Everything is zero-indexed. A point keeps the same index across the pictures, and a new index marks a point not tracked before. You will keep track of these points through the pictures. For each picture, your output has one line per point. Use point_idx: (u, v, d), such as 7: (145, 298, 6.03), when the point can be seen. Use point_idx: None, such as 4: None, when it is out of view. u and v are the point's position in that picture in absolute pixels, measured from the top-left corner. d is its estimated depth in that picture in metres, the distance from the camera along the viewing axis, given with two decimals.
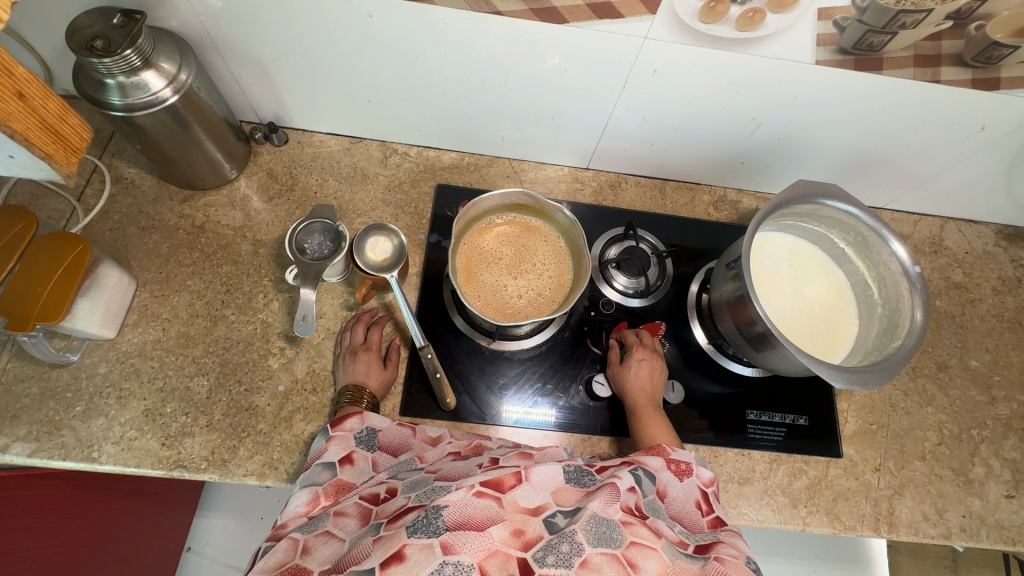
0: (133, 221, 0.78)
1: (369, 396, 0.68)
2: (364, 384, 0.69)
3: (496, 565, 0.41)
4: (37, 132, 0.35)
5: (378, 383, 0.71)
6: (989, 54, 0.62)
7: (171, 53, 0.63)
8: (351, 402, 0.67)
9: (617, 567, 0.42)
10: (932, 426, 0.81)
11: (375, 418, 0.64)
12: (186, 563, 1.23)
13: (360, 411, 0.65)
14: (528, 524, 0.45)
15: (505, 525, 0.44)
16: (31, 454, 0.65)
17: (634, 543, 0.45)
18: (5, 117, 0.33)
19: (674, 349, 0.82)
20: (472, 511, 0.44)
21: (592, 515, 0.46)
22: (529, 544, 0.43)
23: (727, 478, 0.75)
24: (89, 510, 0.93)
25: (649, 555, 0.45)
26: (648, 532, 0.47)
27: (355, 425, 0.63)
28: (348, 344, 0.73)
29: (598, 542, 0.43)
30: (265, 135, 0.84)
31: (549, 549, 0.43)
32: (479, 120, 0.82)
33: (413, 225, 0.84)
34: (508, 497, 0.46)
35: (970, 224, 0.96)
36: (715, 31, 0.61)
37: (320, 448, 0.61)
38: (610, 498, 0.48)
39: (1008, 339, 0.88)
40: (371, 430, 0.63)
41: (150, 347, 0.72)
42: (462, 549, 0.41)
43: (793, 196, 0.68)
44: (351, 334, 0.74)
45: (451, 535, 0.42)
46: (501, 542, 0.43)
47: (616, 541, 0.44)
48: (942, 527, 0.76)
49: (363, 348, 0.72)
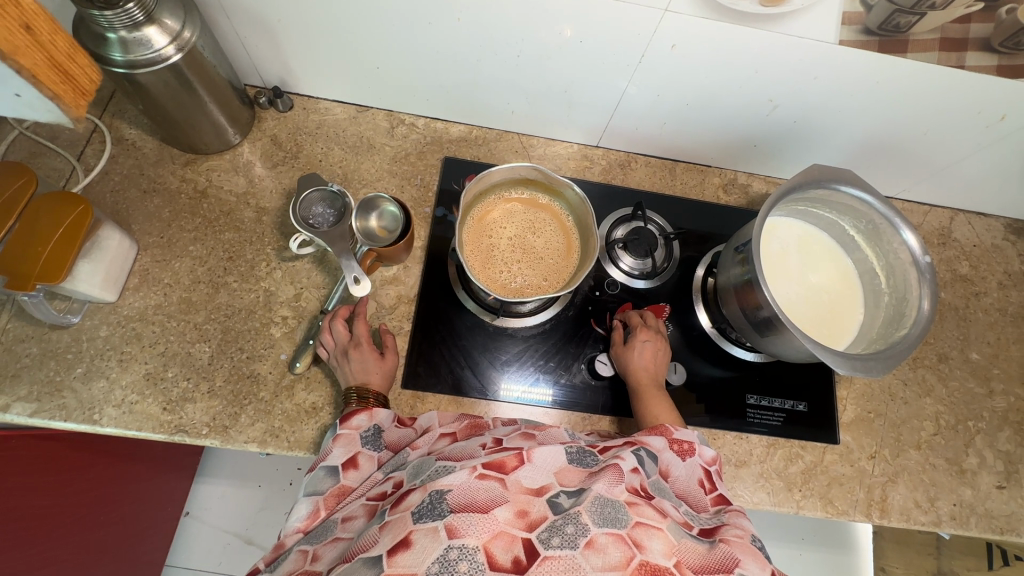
0: (134, 183, 0.76)
1: (374, 394, 0.66)
2: (366, 383, 0.67)
3: (500, 546, 0.42)
4: (46, 71, 0.33)
5: (382, 377, 0.68)
6: (1016, 41, 0.61)
7: (175, 9, 0.61)
8: (357, 403, 0.65)
9: (623, 547, 0.42)
10: (929, 416, 0.82)
11: (382, 414, 0.63)
12: (184, 527, 1.25)
13: (368, 406, 0.64)
14: (531, 505, 0.45)
15: (509, 506, 0.44)
16: (32, 415, 0.65)
17: (639, 524, 0.45)
18: (13, 51, 0.31)
19: (677, 331, 0.82)
20: (473, 494, 0.45)
21: (595, 496, 0.46)
22: (533, 525, 0.44)
23: (724, 460, 0.76)
24: (89, 472, 0.94)
25: (654, 535, 0.44)
26: (653, 512, 0.46)
27: (362, 422, 0.62)
28: (335, 346, 0.69)
29: (604, 523, 0.43)
30: (269, 101, 0.82)
31: (554, 530, 0.43)
32: (491, 92, 0.80)
33: (419, 198, 0.82)
34: (510, 479, 0.47)
35: (979, 217, 0.95)
36: (738, 6, 0.59)
37: (326, 449, 0.61)
38: (614, 480, 0.48)
39: (1009, 333, 0.88)
40: (378, 429, 0.62)
41: (151, 312, 0.71)
42: (466, 532, 0.42)
43: (805, 181, 0.67)
44: (333, 335, 0.70)
45: (454, 518, 0.42)
46: (506, 524, 0.43)
47: (621, 521, 0.44)
48: (933, 514, 0.77)
49: (352, 345, 0.69)
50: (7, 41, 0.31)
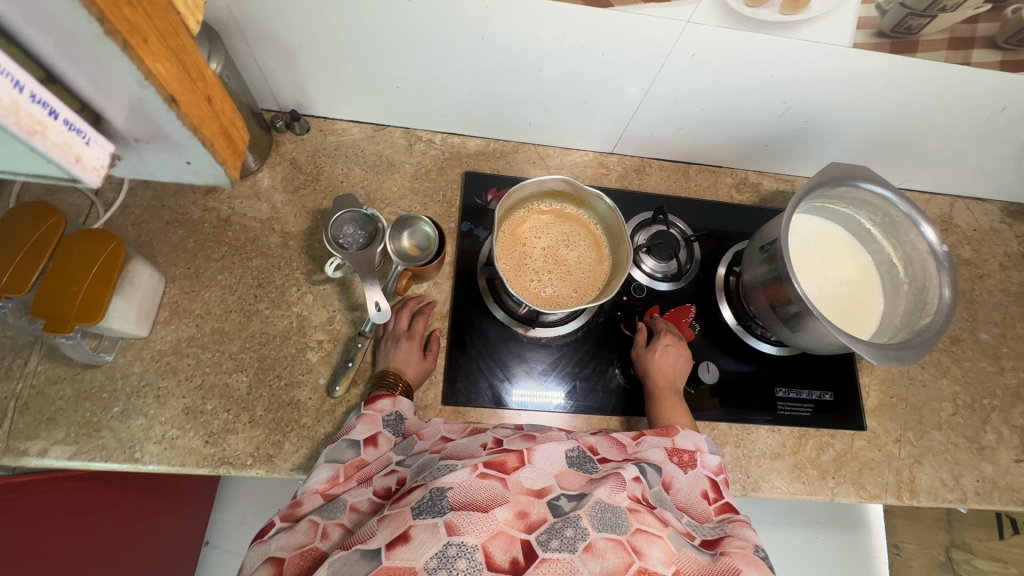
0: (155, 215, 0.75)
1: (404, 384, 0.69)
2: (402, 371, 0.70)
3: (499, 546, 0.43)
4: (218, 132, 0.41)
5: (417, 372, 0.71)
6: (1020, 37, 0.63)
7: (200, 41, 0.62)
8: (384, 386, 0.67)
9: (622, 553, 0.44)
10: (947, 397, 0.85)
11: (405, 404, 0.65)
12: (206, 557, 1.22)
13: (394, 394, 0.66)
14: (531, 506, 0.47)
15: (509, 507, 0.46)
16: (72, 457, 0.64)
17: (639, 531, 0.46)
18: (201, 121, 0.38)
19: (704, 330, 0.84)
20: (475, 493, 0.46)
21: (597, 501, 0.47)
22: (532, 527, 0.45)
23: (760, 453, 0.78)
24: (115, 510, 0.92)
25: (653, 543, 0.46)
26: (654, 520, 0.48)
27: (386, 407, 0.64)
28: (391, 329, 0.73)
29: (604, 528, 0.45)
30: (286, 124, 0.82)
31: (553, 533, 0.44)
32: (508, 106, 0.81)
33: (442, 213, 0.83)
34: (512, 479, 0.48)
35: (977, 202, 0.99)
36: (758, 15, 0.61)
37: (350, 424, 0.62)
38: (616, 487, 0.49)
39: (1014, 312, 0.92)
40: (400, 416, 0.64)
41: (184, 345, 0.70)
42: (466, 530, 0.43)
43: (828, 178, 0.69)
44: (395, 319, 0.74)
45: (454, 516, 0.44)
46: (505, 524, 0.45)
47: (622, 527, 0.45)
48: (958, 491, 0.80)
49: (405, 335, 0.73)
50: (199, 114, 0.38)
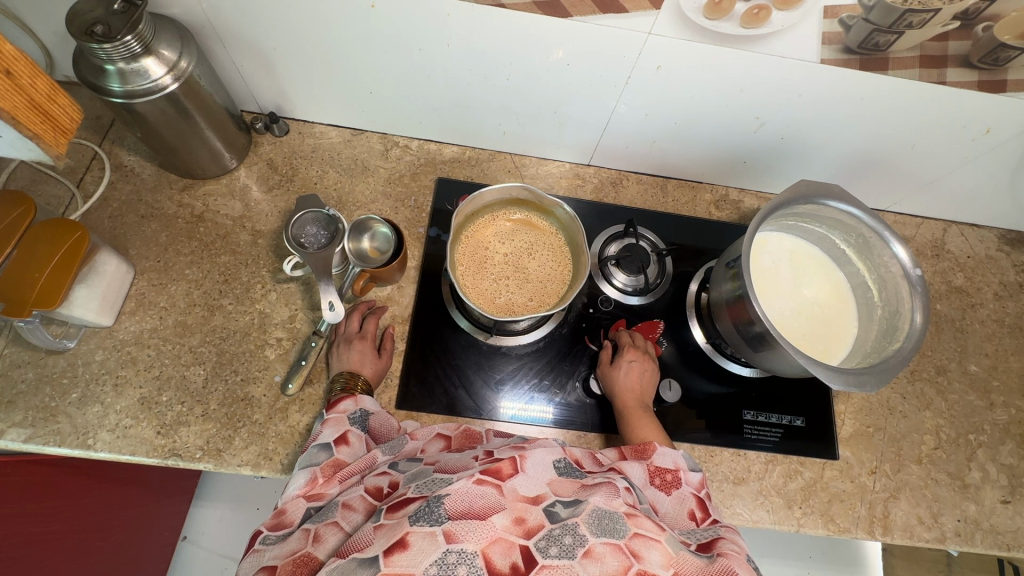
0: (132, 209, 0.78)
1: (363, 384, 0.68)
2: (358, 371, 0.70)
3: (499, 552, 0.41)
4: (24, 111, 0.37)
5: (373, 371, 0.71)
6: (995, 56, 0.62)
7: (172, 40, 0.62)
8: (345, 390, 0.66)
9: (620, 557, 0.41)
10: (930, 430, 0.81)
11: (367, 400, 0.65)
12: (180, 553, 1.22)
13: (353, 394, 0.66)
14: (529, 513, 0.44)
15: (506, 513, 0.43)
16: (26, 441, 0.65)
17: (637, 535, 0.43)
18: None
19: (673, 348, 0.82)
20: (473, 500, 0.43)
21: (593, 508, 0.45)
22: (531, 532, 0.43)
23: (722, 478, 0.75)
24: (84, 496, 0.92)
25: (652, 546, 0.43)
26: (652, 523, 0.45)
27: (348, 407, 0.64)
28: (343, 333, 0.73)
29: (601, 533, 0.42)
30: (265, 125, 0.84)
31: (551, 539, 0.42)
32: (482, 115, 0.82)
33: (413, 218, 0.84)
34: (508, 486, 0.45)
35: (973, 229, 0.95)
36: (719, 28, 0.60)
37: (316, 432, 0.61)
38: (611, 493, 0.47)
39: (1007, 344, 0.88)
40: (364, 413, 0.64)
41: (147, 336, 0.72)
42: (465, 537, 0.40)
43: (795, 195, 0.68)
44: (346, 323, 0.74)
45: (452, 524, 0.41)
46: (504, 530, 0.42)
47: (619, 531, 0.43)
48: (937, 531, 0.75)
49: (358, 337, 0.72)
50: None
